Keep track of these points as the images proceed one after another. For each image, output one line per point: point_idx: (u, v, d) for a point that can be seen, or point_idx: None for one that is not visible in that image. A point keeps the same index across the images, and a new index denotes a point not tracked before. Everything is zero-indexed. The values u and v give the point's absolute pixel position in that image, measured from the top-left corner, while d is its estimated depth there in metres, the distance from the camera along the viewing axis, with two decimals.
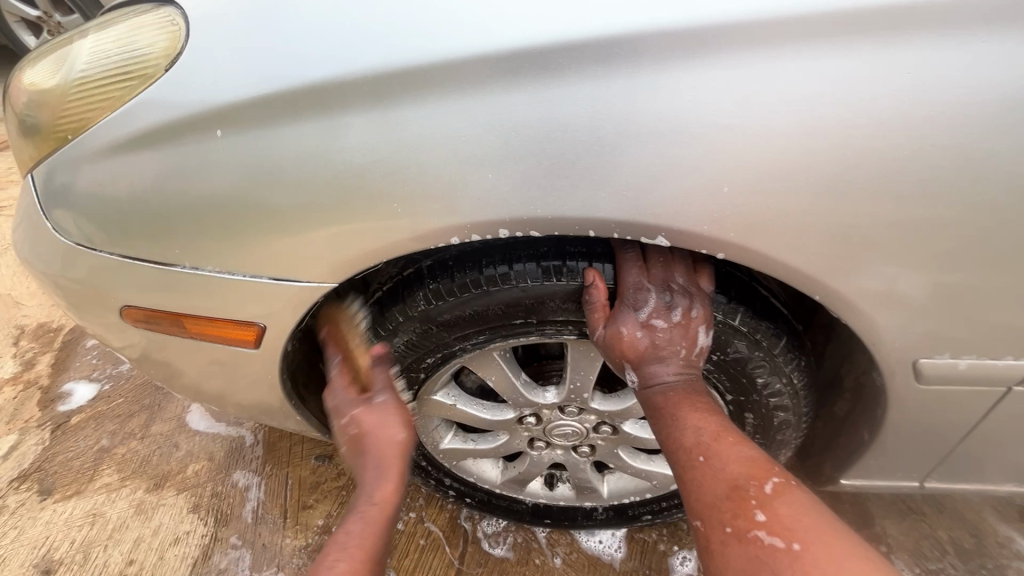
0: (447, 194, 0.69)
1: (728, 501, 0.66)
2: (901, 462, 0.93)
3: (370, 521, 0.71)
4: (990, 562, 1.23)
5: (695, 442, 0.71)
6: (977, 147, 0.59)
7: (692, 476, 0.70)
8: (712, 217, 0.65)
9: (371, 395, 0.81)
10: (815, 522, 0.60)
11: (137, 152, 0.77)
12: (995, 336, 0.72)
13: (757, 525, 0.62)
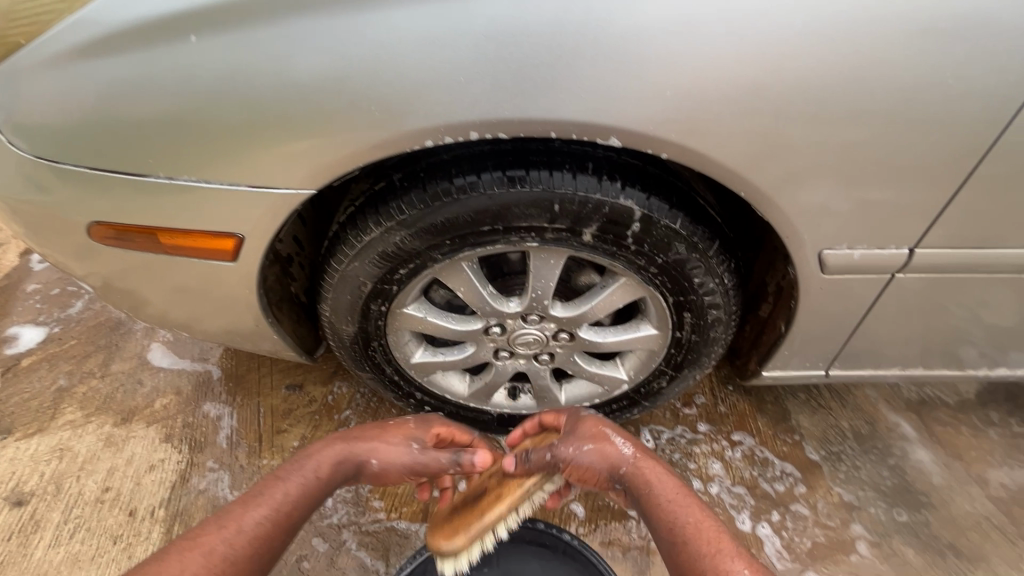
0: (423, 97, 0.73)
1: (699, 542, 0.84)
2: (806, 349, 1.13)
3: (287, 517, 0.91)
4: (879, 442, 1.48)
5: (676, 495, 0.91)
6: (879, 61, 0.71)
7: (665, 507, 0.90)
8: (655, 119, 0.74)
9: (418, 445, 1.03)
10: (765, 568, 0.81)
11: (102, 57, 0.76)
12: (881, 227, 0.88)
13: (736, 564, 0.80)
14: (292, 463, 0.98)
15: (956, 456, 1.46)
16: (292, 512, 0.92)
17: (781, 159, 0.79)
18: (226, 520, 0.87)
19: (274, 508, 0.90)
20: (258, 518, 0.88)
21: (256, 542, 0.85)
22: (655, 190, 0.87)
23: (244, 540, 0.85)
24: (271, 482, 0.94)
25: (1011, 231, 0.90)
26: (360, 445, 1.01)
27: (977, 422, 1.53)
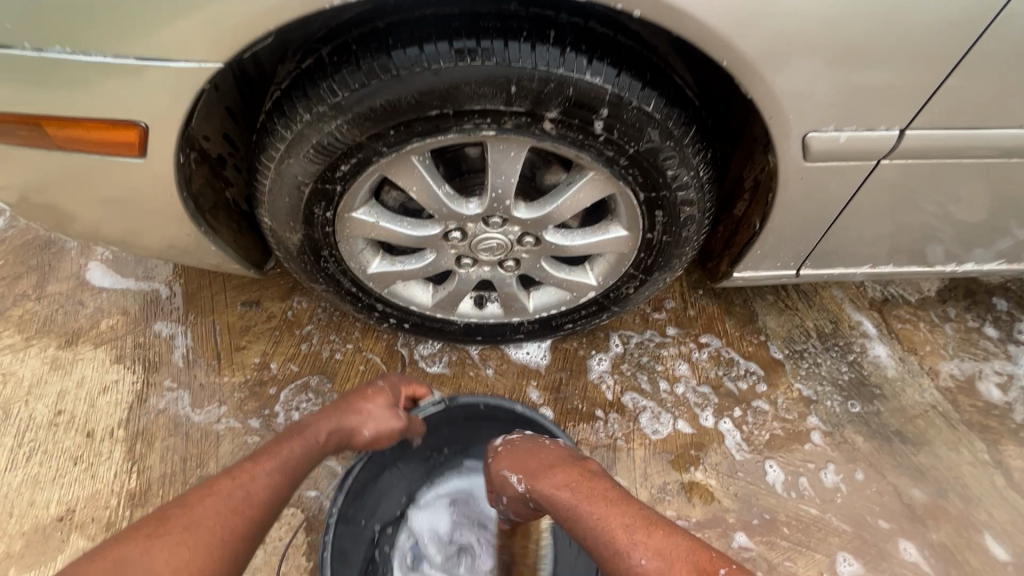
0: None
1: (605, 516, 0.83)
2: (779, 248, 1.09)
3: (295, 468, 0.87)
4: (841, 340, 1.51)
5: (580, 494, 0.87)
6: None
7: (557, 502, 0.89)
8: None
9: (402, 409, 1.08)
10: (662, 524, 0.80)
11: None
12: (872, 105, 0.80)
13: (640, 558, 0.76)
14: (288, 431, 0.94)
15: (911, 350, 1.51)
16: (300, 465, 0.89)
17: (762, 19, 0.69)
18: (238, 473, 0.81)
19: (286, 461, 0.87)
20: (272, 473, 0.84)
21: (272, 492, 0.81)
22: (626, 66, 0.76)
23: (262, 492, 0.80)
24: (274, 444, 0.90)
25: (1003, 110, 0.83)
26: (351, 403, 1.02)
27: (935, 318, 1.56)
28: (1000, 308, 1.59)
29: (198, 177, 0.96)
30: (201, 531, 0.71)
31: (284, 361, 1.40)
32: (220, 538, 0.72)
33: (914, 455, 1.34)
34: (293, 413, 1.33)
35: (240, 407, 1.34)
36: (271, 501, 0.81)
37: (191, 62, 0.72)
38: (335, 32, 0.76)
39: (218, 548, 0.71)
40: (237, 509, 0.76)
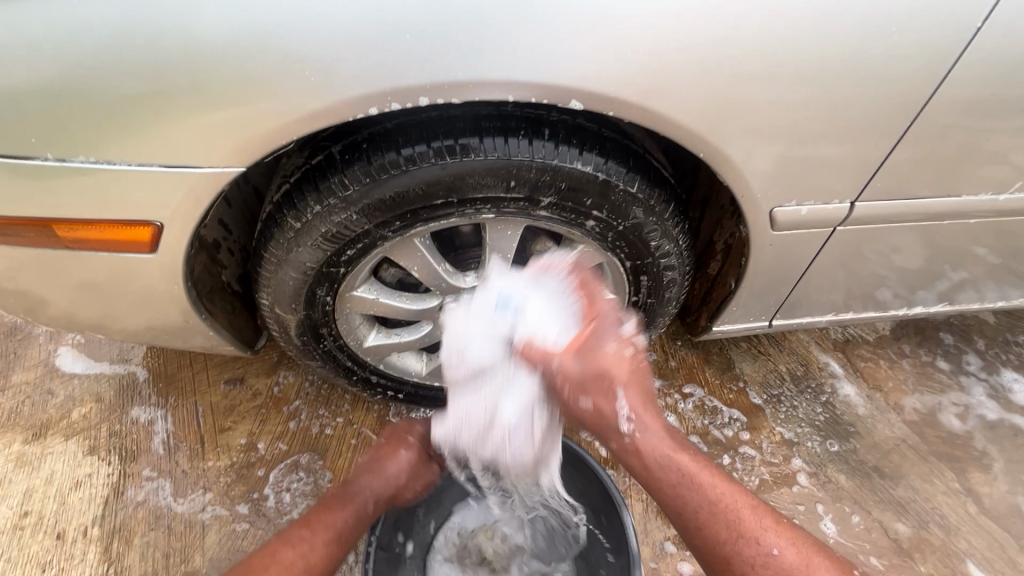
0: (357, 54, 0.66)
1: (668, 470, 0.85)
2: (752, 303, 1.18)
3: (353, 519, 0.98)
4: (812, 382, 1.60)
5: (700, 505, 0.82)
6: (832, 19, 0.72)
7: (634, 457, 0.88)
8: (615, 77, 0.71)
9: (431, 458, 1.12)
10: (721, 476, 0.86)
11: None
12: (823, 182, 0.92)
13: (766, 552, 0.77)
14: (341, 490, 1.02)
15: (876, 387, 1.61)
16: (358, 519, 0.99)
17: (738, 119, 0.78)
18: (296, 540, 0.90)
19: (341, 527, 0.95)
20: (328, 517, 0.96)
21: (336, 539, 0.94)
22: (610, 155, 0.84)
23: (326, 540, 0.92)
24: (324, 507, 0.97)
25: (933, 180, 0.96)
26: (383, 463, 1.07)
27: (893, 355, 1.69)
28: (947, 342, 1.74)
29: (198, 265, 0.97)
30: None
31: (272, 440, 1.36)
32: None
33: (894, 490, 1.41)
34: (283, 495, 1.28)
35: (227, 493, 1.28)
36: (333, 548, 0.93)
37: (213, 167, 0.72)
38: (342, 130, 0.82)
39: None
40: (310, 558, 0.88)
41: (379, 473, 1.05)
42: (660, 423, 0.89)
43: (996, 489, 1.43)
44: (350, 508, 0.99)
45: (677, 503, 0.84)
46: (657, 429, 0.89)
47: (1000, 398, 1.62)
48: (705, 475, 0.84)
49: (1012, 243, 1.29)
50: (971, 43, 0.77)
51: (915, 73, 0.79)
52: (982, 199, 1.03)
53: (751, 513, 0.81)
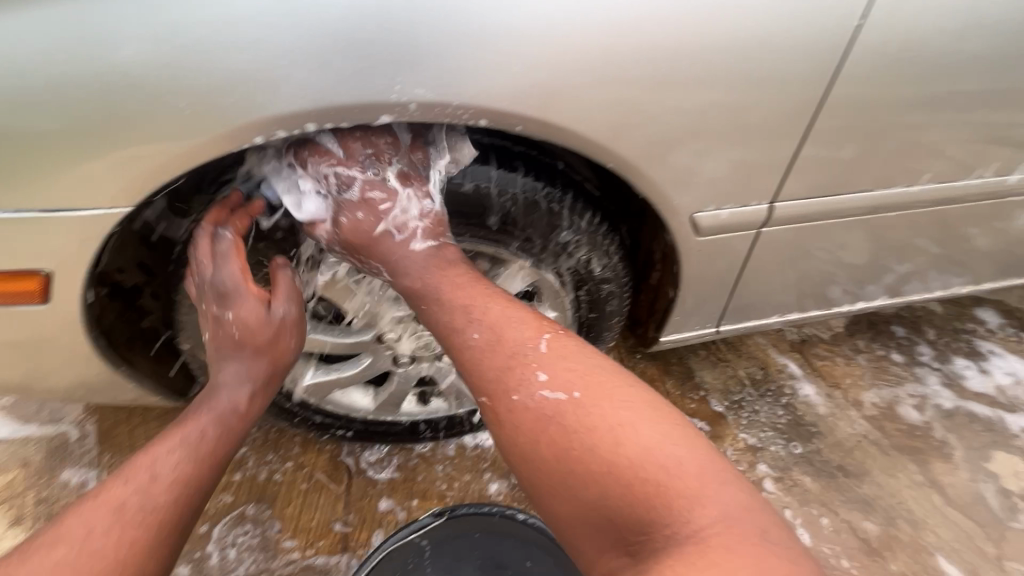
0: (240, 87, 0.65)
1: (511, 369, 0.76)
2: (695, 309, 1.18)
3: (199, 429, 0.81)
4: (772, 384, 1.60)
5: (511, 371, 0.75)
6: (723, 27, 0.73)
7: (472, 352, 0.79)
8: (512, 94, 0.70)
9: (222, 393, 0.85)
10: (596, 376, 0.72)
11: None
12: (740, 188, 0.94)
13: (632, 440, 0.64)
14: (170, 431, 0.80)
15: (835, 385, 1.62)
16: (207, 429, 0.81)
17: (642, 128, 0.79)
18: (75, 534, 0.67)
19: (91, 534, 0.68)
20: (162, 460, 0.76)
21: (204, 459, 0.79)
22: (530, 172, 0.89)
23: (170, 466, 0.76)
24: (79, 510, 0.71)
25: (844, 176, 1.00)
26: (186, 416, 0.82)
27: (849, 351, 1.70)
28: (900, 334, 1.77)
29: (109, 317, 0.93)
30: (155, 529, 0.71)
31: (216, 492, 1.29)
32: (175, 513, 0.73)
33: (859, 488, 1.39)
34: (228, 551, 1.20)
35: None
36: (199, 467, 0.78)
37: (99, 209, 0.70)
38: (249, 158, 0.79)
39: (171, 518, 0.72)
40: (164, 499, 0.73)
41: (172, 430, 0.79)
42: (513, 316, 0.81)
43: (958, 478, 1.44)
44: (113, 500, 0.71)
45: (461, 359, 0.80)
46: (509, 318, 0.81)
47: (955, 386, 1.64)
48: (556, 381, 0.72)
49: (942, 233, 1.32)
50: (852, 48, 0.81)
51: (807, 74, 0.82)
52: (892, 192, 1.07)
53: (621, 408, 0.68)
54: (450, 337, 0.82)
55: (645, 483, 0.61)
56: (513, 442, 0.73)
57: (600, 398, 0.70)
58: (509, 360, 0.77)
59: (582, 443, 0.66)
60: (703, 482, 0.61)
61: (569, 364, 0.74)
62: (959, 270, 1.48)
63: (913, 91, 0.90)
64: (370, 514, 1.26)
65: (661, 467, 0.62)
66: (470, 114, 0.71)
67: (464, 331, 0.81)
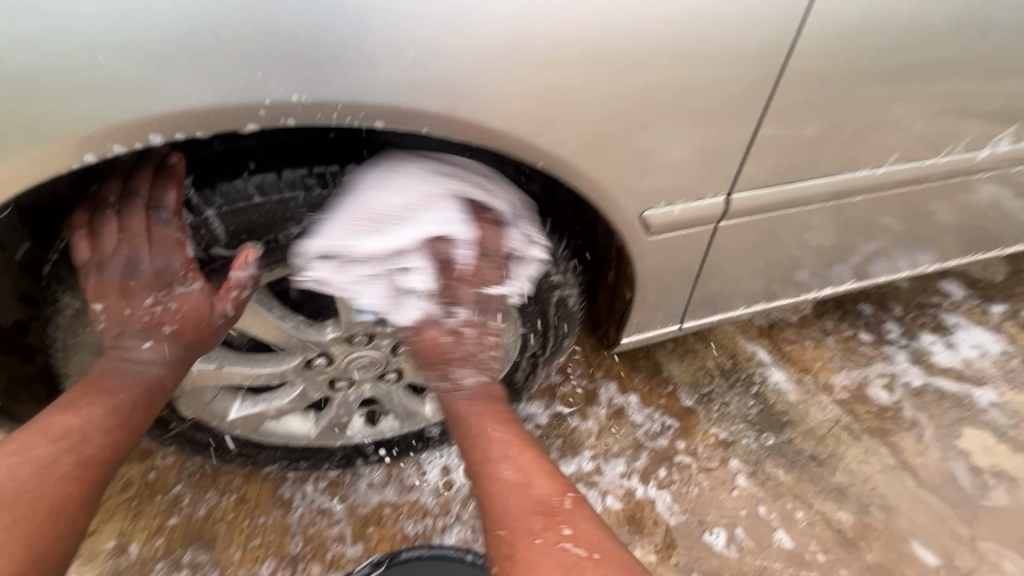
0: (62, 93, 0.53)
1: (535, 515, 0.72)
2: (655, 307, 1.11)
3: (70, 429, 0.70)
4: (742, 374, 1.54)
5: (542, 502, 0.74)
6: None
7: (497, 491, 0.76)
8: (410, 87, 0.60)
9: (132, 375, 0.75)
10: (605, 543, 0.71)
11: None
12: (691, 182, 0.86)
13: None
14: (23, 430, 0.69)
15: (805, 369, 1.57)
16: (82, 427, 0.70)
17: (573, 120, 0.69)
18: None
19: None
20: (14, 471, 0.65)
21: (75, 460, 0.68)
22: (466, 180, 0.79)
23: (33, 474, 0.65)
24: None
25: (802, 159, 0.93)
26: (92, 394, 0.73)
27: (817, 333, 1.66)
28: (866, 312, 1.74)
29: None
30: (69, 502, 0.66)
31: (148, 537, 1.17)
32: (60, 514, 0.65)
33: (832, 477, 1.36)
34: None
35: None
36: (69, 471, 0.67)
37: None
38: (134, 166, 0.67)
39: (41, 523, 0.63)
40: (44, 491, 0.65)
41: (81, 402, 0.72)
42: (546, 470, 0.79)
43: (930, 459, 1.41)
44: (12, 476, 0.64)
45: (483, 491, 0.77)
46: (541, 470, 0.78)
47: (923, 362, 1.62)
48: (581, 536, 0.70)
49: (906, 211, 1.27)
50: (805, 19, 0.73)
51: (757, 49, 0.73)
52: (854, 174, 1.00)
53: None
54: (483, 468, 0.79)
55: None
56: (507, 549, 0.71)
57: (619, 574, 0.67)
58: (533, 482, 0.75)
59: None
60: None
61: (592, 523, 0.73)
62: (924, 246, 1.44)
63: (870, 63, 0.82)
64: (320, 548, 1.16)
65: None
66: (361, 116, 0.61)
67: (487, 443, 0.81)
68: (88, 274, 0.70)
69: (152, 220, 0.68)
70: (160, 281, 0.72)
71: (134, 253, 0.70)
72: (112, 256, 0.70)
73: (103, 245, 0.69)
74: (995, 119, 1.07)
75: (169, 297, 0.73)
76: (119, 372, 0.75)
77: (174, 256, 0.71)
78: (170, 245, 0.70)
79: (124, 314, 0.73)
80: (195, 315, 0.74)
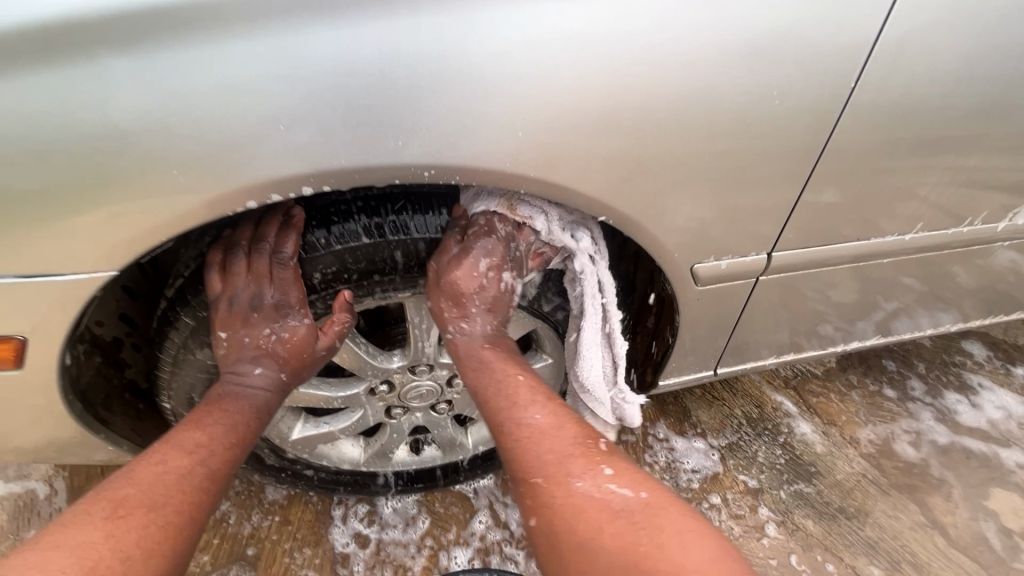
0: (239, 150, 0.63)
1: (503, 394, 0.87)
2: (692, 353, 1.18)
3: (199, 444, 0.76)
4: (769, 424, 1.58)
5: (531, 403, 0.86)
6: (728, 83, 0.74)
7: (537, 438, 0.82)
8: (514, 156, 0.70)
9: (246, 403, 0.82)
10: (567, 460, 0.77)
11: None
12: (737, 242, 0.96)
13: (605, 477, 0.74)
14: (160, 445, 0.75)
15: (831, 422, 1.61)
16: (208, 443, 0.76)
17: (641, 183, 0.79)
18: (128, 507, 0.66)
19: (149, 500, 0.68)
20: (159, 477, 0.70)
21: (206, 471, 0.74)
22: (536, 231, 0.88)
23: (176, 481, 0.71)
24: (127, 481, 0.69)
25: (840, 222, 1.01)
26: (216, 412, 0.80)
27: (842, 387, 1.71)
28: (890, 368, 1.78)
29: (86, 376, 0.88)
30: (196, 514, 0.70)
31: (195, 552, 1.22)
32: (190, 523, 0.69)
33: (862, 531, 1.37)
34: None
35: None
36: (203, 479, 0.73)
37: (80, 273, 0.67)
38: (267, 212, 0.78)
39: (184, 525, 0.68)
40: (182, 499, 0.70)
41: (208, 419, 0.79)
42: (565, 424, 0.83)
43: (959, 517, 1.42)
44: (158, 480, 0.70)
45: (507, 429, 0.84)
46: (564, 429, 0.83)
47: (948, 421, 1.64)
48: (622, 477, 0.74)
49: (934, 271, 1.34)
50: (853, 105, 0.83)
51: (803, 128, 0.83)
52: (885, 236, 1.10)
53: (674, 516, 0.68)
54: (507, 423, 0.85)
55: (639, 540, 0.66)
56: (534, 466, 0.78)
57: (658, 517, 0.68)
58: (564, 445, 0.79)
59: (571, 487, 0.74)
60: (670, 520, 0.68)
61: (621, 460, 0.78)
62: (947, 306, 1.50)
63: (909, 139, 0.91)
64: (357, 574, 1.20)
65: (615, 514, 0.70)
66: (474, 182, 0.73)
67: (482, 382, 0.89)
68: (217, 301, 0.79)
69: (275, 264, 0.77)
70: (274, 313, 0.82)
71: (260, 290, 0.79)
72: (242, 291, 0.79)
73: (233, 280, 0.78)
74: (1017, 193, 1.17)
75: (282, 328, 0.83)
76: (234, 399, 0.81)
77: (292, 291, 0.81)
78: (288, 283, 0.80)
79: (241, 344, 0.83)
80: (302, 345, 0.84)
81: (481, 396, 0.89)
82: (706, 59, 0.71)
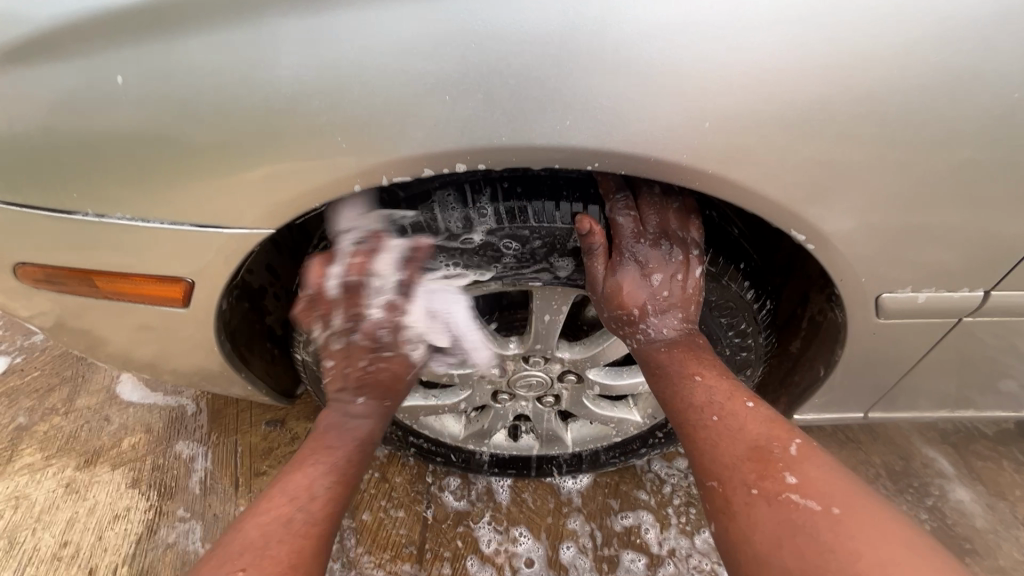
0: (395, 118, 0.61)
1: (749, 461, 0.74)
2: (844, 392, 1.02)
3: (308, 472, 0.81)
4: (915, 481, 1.35)
5: (708, 403, 0.82)
6: (962, 74, 0.60)
7: (706, 435, 0.79)
8: (692, 147, 0.62)
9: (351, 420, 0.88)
10: (851, 493, 0.68)
11: (34, 75, 0.65)
12: (938, 274, 0.78)
13: (786, 486, 0.70)
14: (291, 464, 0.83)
15: (999, 495, 1.33)
16: (310, 470, 0.81)
17: (827, 190, 0.67)
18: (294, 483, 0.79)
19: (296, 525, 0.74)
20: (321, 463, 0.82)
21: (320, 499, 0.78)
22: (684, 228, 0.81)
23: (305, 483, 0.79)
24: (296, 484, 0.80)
25: None
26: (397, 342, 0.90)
27: (1020, 456, 1.40)
28: None
29: (236, 321, 0.95)
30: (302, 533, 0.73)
31: None
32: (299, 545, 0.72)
33: None
34: None
35: None
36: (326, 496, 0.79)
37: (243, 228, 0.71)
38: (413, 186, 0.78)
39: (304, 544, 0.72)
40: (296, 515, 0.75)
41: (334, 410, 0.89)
42: (761, 421, 0.79)
43: None
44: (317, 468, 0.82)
45: (689, 427, 0.82)
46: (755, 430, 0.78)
47: None
48: (808, 485, 0.69)
49: None
50: None
51: None
52: None
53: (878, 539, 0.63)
54: (687, 415, 0.82)
55: (832, 563, 0.62)
56: (748, 538, 0.69)
57: (857, 530, 0.64)
58: (742, 461, 0.75)
59: (745, 492, 0.72)
60: (854, 528, 0.64)
61: (817, 471, 0.71)
62: None
63: None
64: (443, 559, 1.18)
65: (796, 527, 0.66)
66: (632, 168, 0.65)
67: (693, 390, 0.83)
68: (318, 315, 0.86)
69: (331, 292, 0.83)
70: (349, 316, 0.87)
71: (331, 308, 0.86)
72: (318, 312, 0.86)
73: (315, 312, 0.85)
74: None
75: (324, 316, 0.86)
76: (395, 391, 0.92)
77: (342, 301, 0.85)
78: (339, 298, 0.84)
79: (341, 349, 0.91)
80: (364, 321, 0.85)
81: (672, 405, 0.85)
82: (935, 41, 0.59)
